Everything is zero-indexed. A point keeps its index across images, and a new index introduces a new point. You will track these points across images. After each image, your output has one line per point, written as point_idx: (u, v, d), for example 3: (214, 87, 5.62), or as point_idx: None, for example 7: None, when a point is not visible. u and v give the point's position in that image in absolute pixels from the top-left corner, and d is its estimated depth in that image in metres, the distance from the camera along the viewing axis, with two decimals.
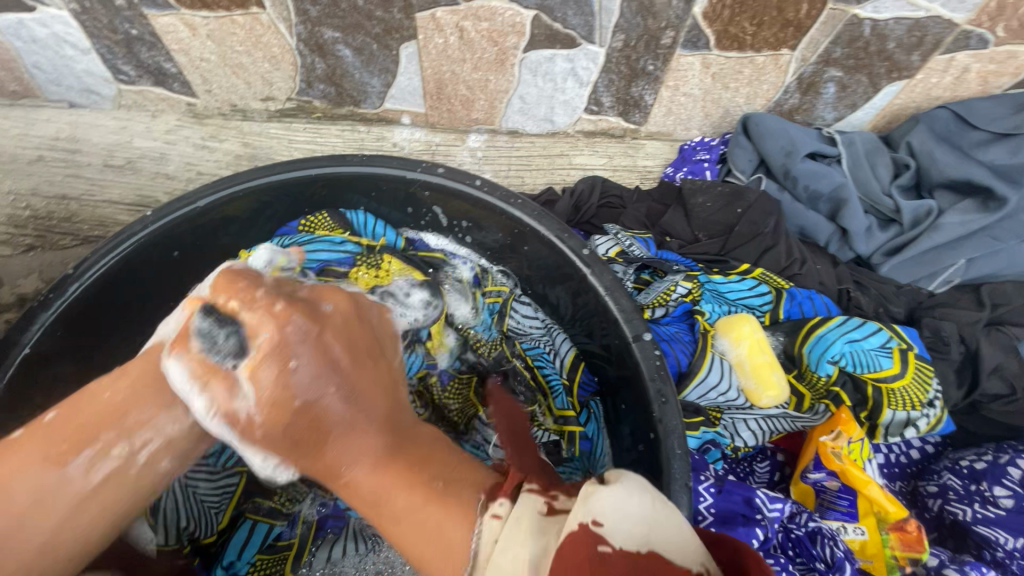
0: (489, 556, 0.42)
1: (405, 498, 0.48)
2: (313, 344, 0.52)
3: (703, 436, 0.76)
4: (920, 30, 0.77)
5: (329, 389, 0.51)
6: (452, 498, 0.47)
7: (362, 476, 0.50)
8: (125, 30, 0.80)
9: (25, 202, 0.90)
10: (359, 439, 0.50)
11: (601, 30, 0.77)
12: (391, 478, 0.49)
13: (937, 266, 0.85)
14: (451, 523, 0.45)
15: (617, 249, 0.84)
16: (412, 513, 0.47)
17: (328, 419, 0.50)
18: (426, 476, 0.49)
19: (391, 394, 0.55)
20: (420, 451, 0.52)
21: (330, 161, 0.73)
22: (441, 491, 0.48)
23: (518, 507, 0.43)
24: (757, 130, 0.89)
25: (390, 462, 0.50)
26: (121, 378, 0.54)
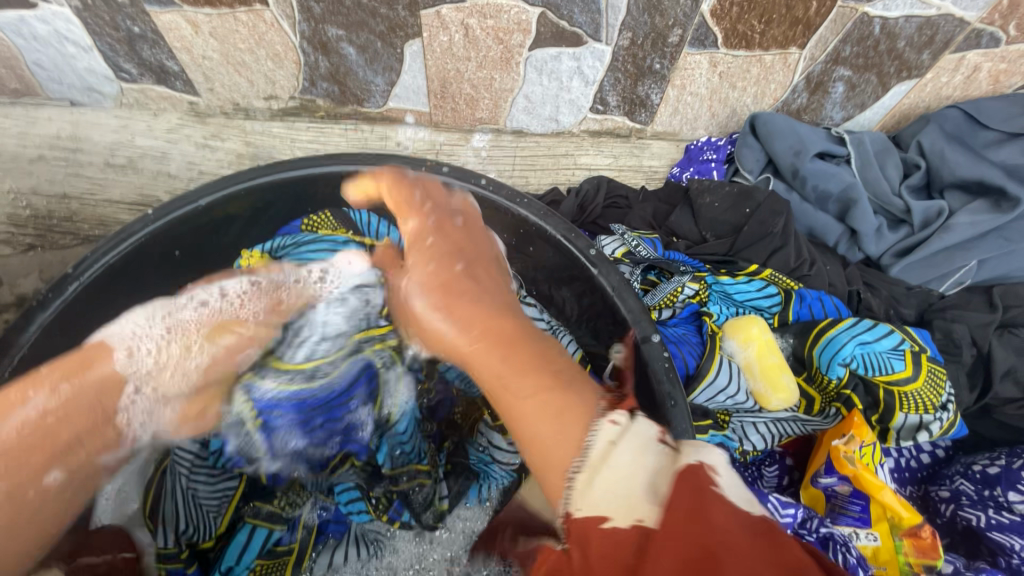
0: (604, 458, 0.41)
1: (527, 390, 0.49)
2: (450, 254, 0.65)
3: (712, 440, 0.72)
4: (931, 28, 0.76)
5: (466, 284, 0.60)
6: (565, 409, 0.46)
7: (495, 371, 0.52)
8: (127, 27, 0.80)
9: (25, 201, 0.89)
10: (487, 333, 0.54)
11: (608, 27, 0.76)
12: (517, 370, 0.50)
13: (948, 267, 0.84)
14: (574, 422, 0.45)
15: (624, 249, 0.83)
16: (535, 412, 0.47)
17: (479, 326, 0.57)
18: (545, 394, 0.48)
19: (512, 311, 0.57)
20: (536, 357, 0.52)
21: (333, 160, 0.72)
22: (565, 393, 0.48)
23: (634, 427, 0.42)
24: (766, 130, 0.88)
25: (516, 360, 0.51)
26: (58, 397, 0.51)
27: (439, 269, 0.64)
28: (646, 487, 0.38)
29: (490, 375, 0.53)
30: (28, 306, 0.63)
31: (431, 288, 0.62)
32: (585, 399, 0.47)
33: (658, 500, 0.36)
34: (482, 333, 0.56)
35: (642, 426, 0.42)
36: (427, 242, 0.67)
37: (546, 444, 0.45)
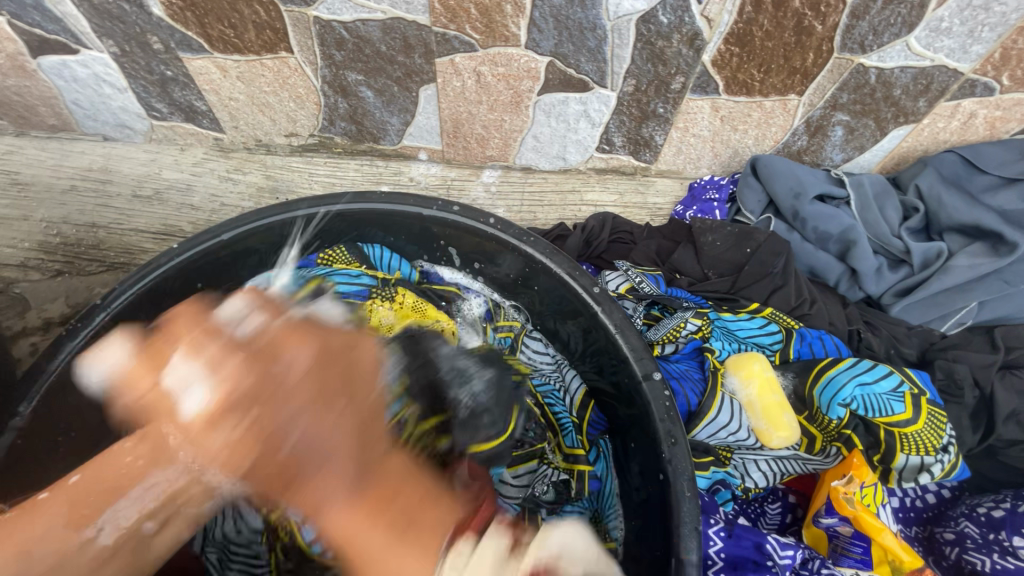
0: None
1: (386, 533, 0.39)
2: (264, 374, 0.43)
3: (712, 477, 0.76)
4: (926, 78, 0.79)
5: (288, 419, 0.42)
6: (421, 538, 0.39)
7: (319, 487, 0.41)
8: (161, 71, 0.85)
9: (56, 229, 0.93)
10: (320, 454, 0.41)
11: (613, 75, 0.80)
12: (353, 516, 0.40)
13: (949, 307, 0.86)
14: (428, 503, 0.41)
15: (627, 285, 0.85)
16: (378, 555, 0.39)
17: (298, 459, 0.42)
18: (393, 512, 0.40)
19: (369, 424, 0.44)
20: (387, 483, 0.41)
21: (351, 199, 0.76)
22: (409, 535, 0.39)
23: (480, 545, 0.39)
24: (766, 172, 0.92)
25: (355, 498, 0.40)
26: None
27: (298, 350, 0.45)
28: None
29: (314, 496, 0.41)
30: (58, 335, 0.66)
31: (311, 339, 0.46)
32: (441, 510, 0.41)
33: None
34: (272, 447, 0.42)
35: (488, 540, 0.40)
36: (280, 355, 0.44)
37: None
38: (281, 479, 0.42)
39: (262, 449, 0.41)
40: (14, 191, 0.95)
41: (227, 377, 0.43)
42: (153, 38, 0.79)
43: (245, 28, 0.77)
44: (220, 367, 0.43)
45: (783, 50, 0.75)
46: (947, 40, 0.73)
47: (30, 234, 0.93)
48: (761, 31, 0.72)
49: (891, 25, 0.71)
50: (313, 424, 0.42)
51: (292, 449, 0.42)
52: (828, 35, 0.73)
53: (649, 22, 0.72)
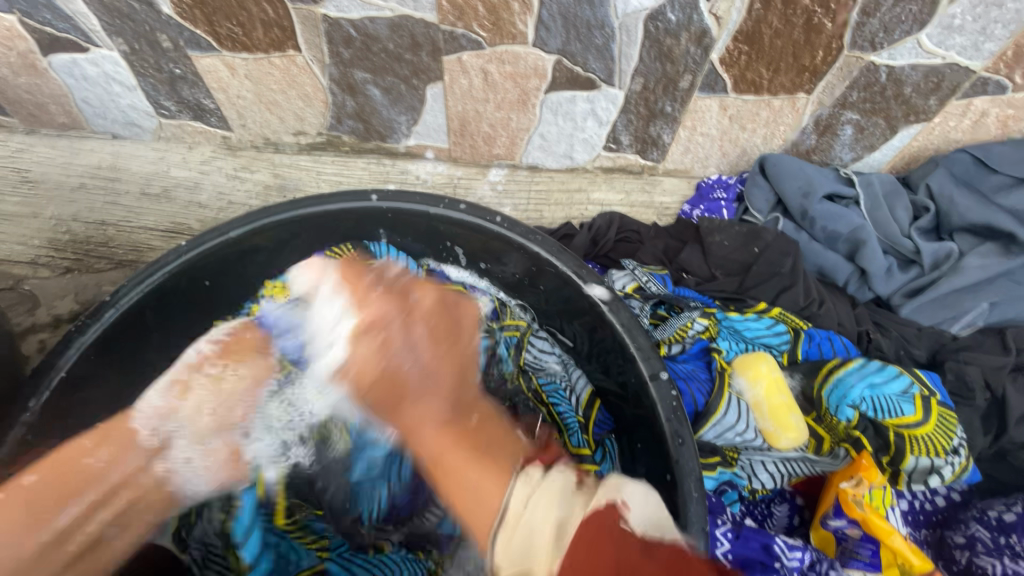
0: (519, 511, 0.47)
1: (465, 452, 0.54)
2: (405, 315, 0.62)
3: (720, 478, 0.75)
4: (938, 76, 0.78)
5: (411, 350, 0.60)
6: (494, 459, 0.52)
7: (422, 407, 0.57)
8: (170, 69, 0.85)
9: (66, 227, 0.94)
10: (426, 400, 0.58)
11: (621, 73, 0.79)
12: (447, 442, 0.55)
13: (960, 309, 0.85)
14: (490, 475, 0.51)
15: (634, 285, 0.85)
16: (467, 467, 0.52)
17: (409, 381, 0.58)
18: (478, 438, 0.55)
19: (464, 370, 0.61)
20: (475, 424, 0.57)
21: (357, 197, 0.76)
22: (483, 452, 0.54)
23: (550, 476, 0.48)
24: (775, 171, 0.91)
25: (445, 429, 0.56)
26: (104, 445, 0.59)
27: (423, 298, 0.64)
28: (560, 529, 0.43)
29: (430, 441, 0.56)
30: (68, 331, 0.66)
31: (441, 325, 0.63)
32: (500, 454, 0.53)
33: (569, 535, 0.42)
34: (397, 379, 0.59)
35: (553, 476, 0.48)
36: (415, 300, 0.64)
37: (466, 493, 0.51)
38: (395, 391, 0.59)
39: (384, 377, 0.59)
40: (24, 189, 0.96)
41: (373, 310, 0.62)
42: (162, 36, 0.80)
43: (253, 26, 0.77)
44: (366, 306, 0.63)
45: (793, 48, 0.74)
46: (959, 37, 0.72)
47: (40, 232, 0.94)
48: (770, 28, 0.71)
49: (902, 22, 0.71)
50: (427, 359, 0.60)
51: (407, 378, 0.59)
52: (839, 32, 0.72)
53: (657, 20, 0.72)
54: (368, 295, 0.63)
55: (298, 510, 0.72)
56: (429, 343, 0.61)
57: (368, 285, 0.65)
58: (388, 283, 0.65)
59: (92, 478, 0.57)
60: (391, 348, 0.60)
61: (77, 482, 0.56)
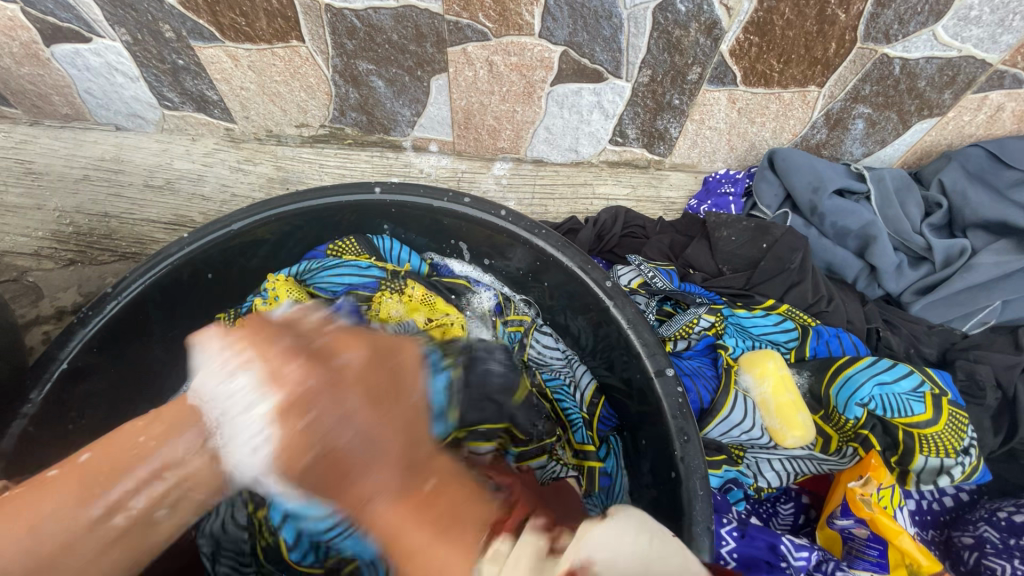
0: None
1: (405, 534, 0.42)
2: (328, 378, 0.45)
3: (725, 475, 0.74)
4: (953, 69, 0.76)
5: (343, 419, 0.44)
6: (458, 535, 0.41)
7: (371, 483, 0.43)
8: (172, 60, 0.85)
9: (69, 219, 0.94)
10: (371, 472, 0.44)
11: (628, 65, 0.78)
12: (400, 516, 0.42)
13: (971, 306, 0.84)
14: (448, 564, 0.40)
15: (639, 280, 0.84)
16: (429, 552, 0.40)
17: (348, 459, 0.44)
18: (437, 509, 0.43)
19: (412, 431, 0.47)
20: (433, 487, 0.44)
21: (358, 189, 0.75)
22: (446, 528, 0.42)
23: (517, 543, 0.40)
24: (784, 165, 0.90)
25: (400, 502, 0.43)
26: (156, 423, 0.45)
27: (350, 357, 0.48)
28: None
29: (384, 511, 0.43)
30: (69, 323, 0.66)
31: (369, 382, 0.47)
32: (461, 522, 0.42)
33: None
34: (330, 455, 0.43)
35: (526, 538, 0.40)
36: (334, 360, 0.47)
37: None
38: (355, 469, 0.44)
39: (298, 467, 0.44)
40: (28, 180, 0.96)
41: (289, 376, 0.45)
42: (165, 27, 0.79)
43: (256, 16, 0.76)
44: (276, 376, 0.45)
45: (804, 40, 0.73)
46: (976, 29, 0.71)
47: (43, 224, 0.93)
48: (782, 19, 0.70)
49: (917, 13, 0.69)
50: (358, 432, 0.44)
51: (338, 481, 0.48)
52: (852, 24, 0.70)
53: (666, 11, 0.70)
54: (273, 358, 0.46)
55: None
56: (360, 406, 0.45)
57: (274, 338, 0.48)
58: (297, 343, 0.48)
59: (128, 456, 0.43)
60: (313, 416, 0.44)
61: (119, 464, 0.43)
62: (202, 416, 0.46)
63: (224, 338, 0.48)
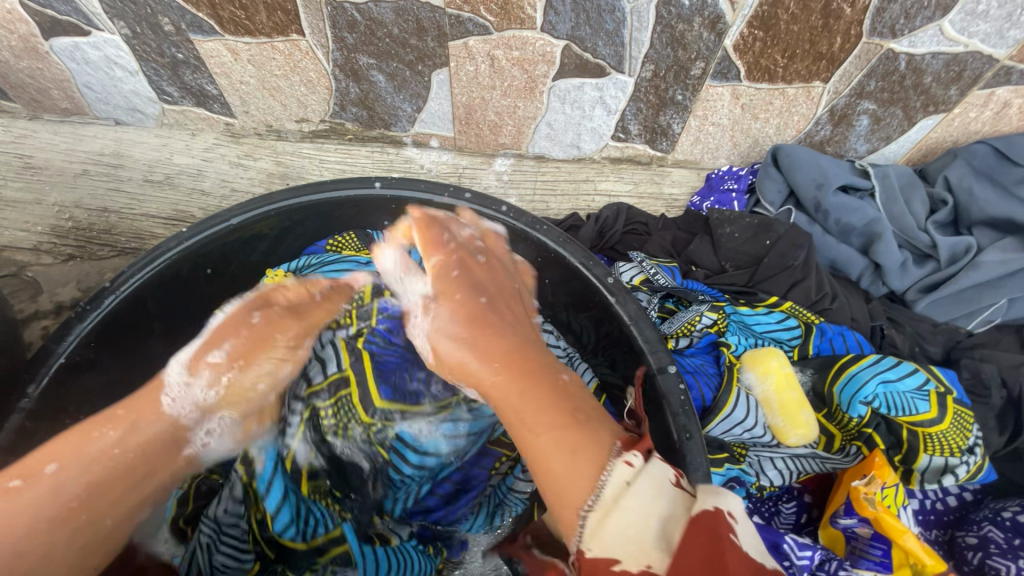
0: (616, 500, 0.44)
1: (540, 418, 0.50)
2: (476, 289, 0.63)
3: (728, 474, 0.71)
4: (959, 65, 0.76)
5: (486, 321, 0.59)
6: (589, 438, 0.48)
7: (517, 378, 0.53)
8: (172, 54, 0.84)
9: (69, 213, 0.93)
10: (506, 369, 0.54)
11: (631, 60, 0.77)
12: (530, 408, 0.51)
13: (976, 305, 0.83)
14: (584, 456, 0.47)
15: (641, 277, 0.83)
16: (560, 445, 0.48)
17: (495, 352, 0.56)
18: (568, 414, 0.50)
19: (534, 354, 0.57)
20: (563, 400, 0.52)
21: (358, 184, 0.74)
22: (581, 423, 0.50)
23: (650, 465, 0.45)
24: (787, 162, 0.89)
25: (532, 395, 0.52)
26: (130, 433, 0.53)
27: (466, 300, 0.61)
28: (660, 530, 0.42)
29: (514, 400, 0.52)
30: (67, 318, 0.65)
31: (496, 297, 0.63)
32: (596, 423, 0.50)
33: (669, 548, 0.41)
34: (480, 343, 0.57)
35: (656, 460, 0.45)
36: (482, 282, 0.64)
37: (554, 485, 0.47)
38: (520, 366, 0.55)
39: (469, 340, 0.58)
40: (27, 175, 0.95)
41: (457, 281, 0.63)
42: (164, 20, 0.78)
43: (256, 9, 0.75)
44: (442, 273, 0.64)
45: (809, 34, 0.72)
46: (983, 24, 0.70)
47: (43, 218, 0.93)
48: (786, 13, 0.69)
49: (924, 8, 0.68)
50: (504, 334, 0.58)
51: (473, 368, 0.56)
52: (858, 18, 0.69)
53: (669, 4, 0.69)
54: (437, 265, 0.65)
55: (321, 475, 0.68)
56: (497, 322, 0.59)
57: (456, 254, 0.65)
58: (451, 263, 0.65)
59: (98, 455, 0.51)
60: (469, 313, 0.60)
61: (88, 463, 0.51)
62: (164, 420, 0.56)
63: (215, 359, 0.60)
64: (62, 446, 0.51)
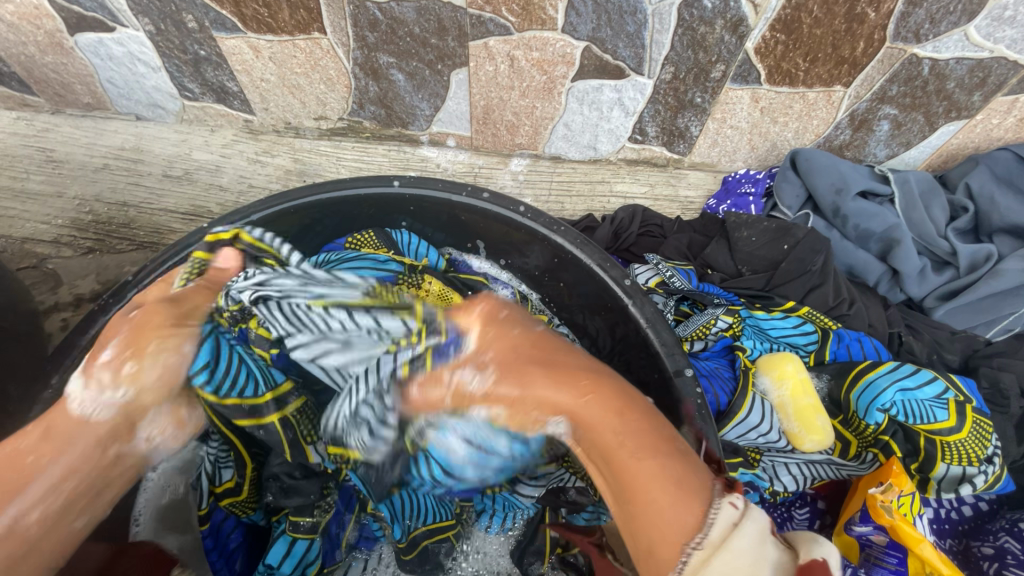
0: (725, 539, 0.39)
1: (639, 450, 0.44)
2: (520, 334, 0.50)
3: (741, 478, 0.71)
4: (983, 70, 0.75)
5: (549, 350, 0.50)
6: (687, 479, 0.43)
7: (613, 422, 0.45)
8: (195, 51, 0.85)
9: (89, 207, 0.94)
10: (593, 402, 0.46)
11: (651, 62, 0.77)
12: (614, 443, 0.45)
13: (996, 313, 0.82)
14: (682, 495, 0.42)
15: (657, 279, 0.83)
16: (654, 483, 0.42)
17: (580, 378, 0.48)
18: (656, 451, 0.44)
19: (611, 379, 0.49)
20: (649, 434, 0.45)
21: (376, 182, 0.75)
22: (682, 454, 0.45)
23: (753, 509, 0.41)
24: (806, 166, 0.88)
25: (624, 431, 0.45)
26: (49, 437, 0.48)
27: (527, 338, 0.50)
28: None
29: (602, 436, 0.45)
30: (90, 310, 0.66)
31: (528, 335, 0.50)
32: (694, 459, 0.45)
33: None
34: (557, 369, 0.48)
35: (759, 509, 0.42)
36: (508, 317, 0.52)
37: (660, 546, 0.41)
38: (612, 392, 0.47)
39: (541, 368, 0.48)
40: (49, 168, 0.96)
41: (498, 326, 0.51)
42: (188, 17, 0.79)
43: (279, 7, 0.76)
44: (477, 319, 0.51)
45: (831, 38, 0.71)
46: (1010, 29, 0.69)
47: (63, 212, 0.94)
48: (810, 17, 0.69)
49: (950, 13, 0.67)
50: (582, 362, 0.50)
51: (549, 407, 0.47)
52: (882, 23, 0.69)
53: (691, 7, 0.69)
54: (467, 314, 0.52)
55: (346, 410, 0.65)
56: (563, 349, 0.50)
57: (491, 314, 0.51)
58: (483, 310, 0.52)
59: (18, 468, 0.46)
60: (527, 357, 0.48)
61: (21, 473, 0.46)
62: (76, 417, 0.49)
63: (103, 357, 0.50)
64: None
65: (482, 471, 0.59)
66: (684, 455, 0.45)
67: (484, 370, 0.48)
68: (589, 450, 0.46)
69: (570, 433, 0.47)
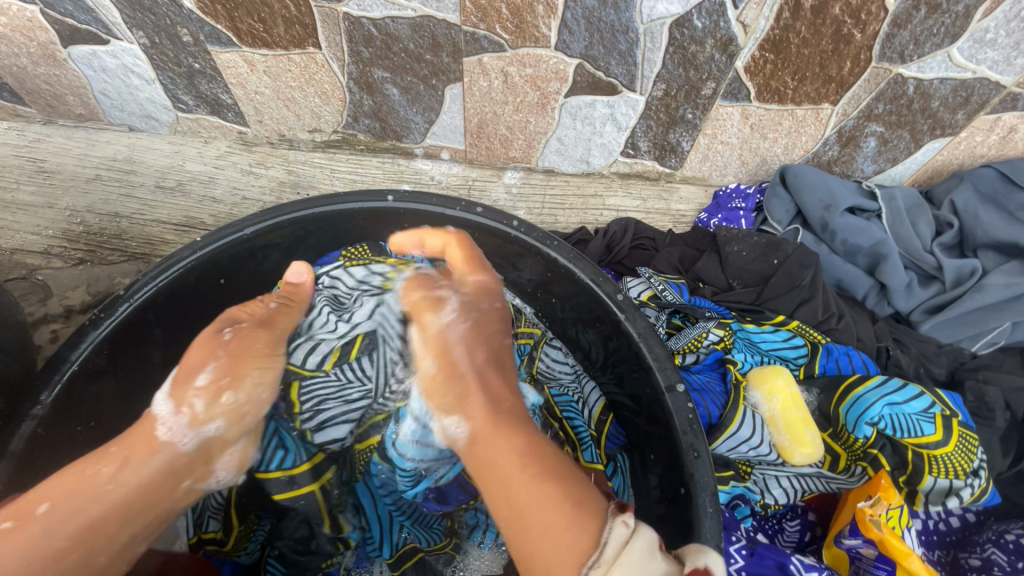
0: (617, 556, 0.41)
1: (539, 470, 0.49)
2: (485, 317, 0.63)
3: (732, 491, 0.75)
4: (966, 90, 0.77)
5: (486, 348, 0.61)
6: (583, 501, 0.47)
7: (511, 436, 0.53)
8: (188, 64, 0.85)
9: (80, 218, 0.94)
10: (496, 414, 0.55)
11: (643, 79, 0.78)
12: (511, 459, 0.51)
13: (980, 327, 0.84)
14: (567, 505, 0.46)
15: (649, 293, 0.84)
16: (542, 501, 0.47)
17: (493, 388, 0.57)
18: (549, 471, 0.49)
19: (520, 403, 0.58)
20: (546, 457, 0.51)
21: (371, 196, 0.75)
22: (579, 481, 0.50)
23: (642, 528, 0.44)
24: (796, 182, 0.90)
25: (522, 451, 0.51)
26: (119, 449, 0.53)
27: (493, 332, 0.62)
28: None
29: (501, 449, 0.52)
30: (81, 325, 0.66)
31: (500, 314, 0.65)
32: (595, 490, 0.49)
33: None
34: (484, 374, 0.58)
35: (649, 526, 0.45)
36: (489, 308, 0.64)
37: (540, 547, 0.45)
38: (517, 416, 0.56)
39: (484, 362, 0.59)
40: (40, 179, 0.96)
41: (481, 303, 0.65)
42: (183, 31, 0.79)
43: (274, 22, 0.76)
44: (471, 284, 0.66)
45: (819, 58, 0.73)
46: (991, 51, 0.71)
47: (54, 222, 0.93)
48: (798, 37, 0.70)
49: (933, 35, 0.69)
50: (505, 379, 0.59)
51: (472, 392, 0.56)
52: (868, 43, 0.70)
53: (682, 26, 0.70)
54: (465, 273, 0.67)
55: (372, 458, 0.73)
56: (497, 355, 0.61)
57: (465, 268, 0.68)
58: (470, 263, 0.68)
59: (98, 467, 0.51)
60: (480, 324, 0.62)
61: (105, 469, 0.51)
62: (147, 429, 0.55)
63: (200, 382, 0.57)
64: (63, 481, 0.51)
65: (426, 451, 0.63)
66: (587, 485, 0.50)
67: (462, 319, 0.62)
68: (483, 451, 0.53)
69: (472, 426, 0.54)
